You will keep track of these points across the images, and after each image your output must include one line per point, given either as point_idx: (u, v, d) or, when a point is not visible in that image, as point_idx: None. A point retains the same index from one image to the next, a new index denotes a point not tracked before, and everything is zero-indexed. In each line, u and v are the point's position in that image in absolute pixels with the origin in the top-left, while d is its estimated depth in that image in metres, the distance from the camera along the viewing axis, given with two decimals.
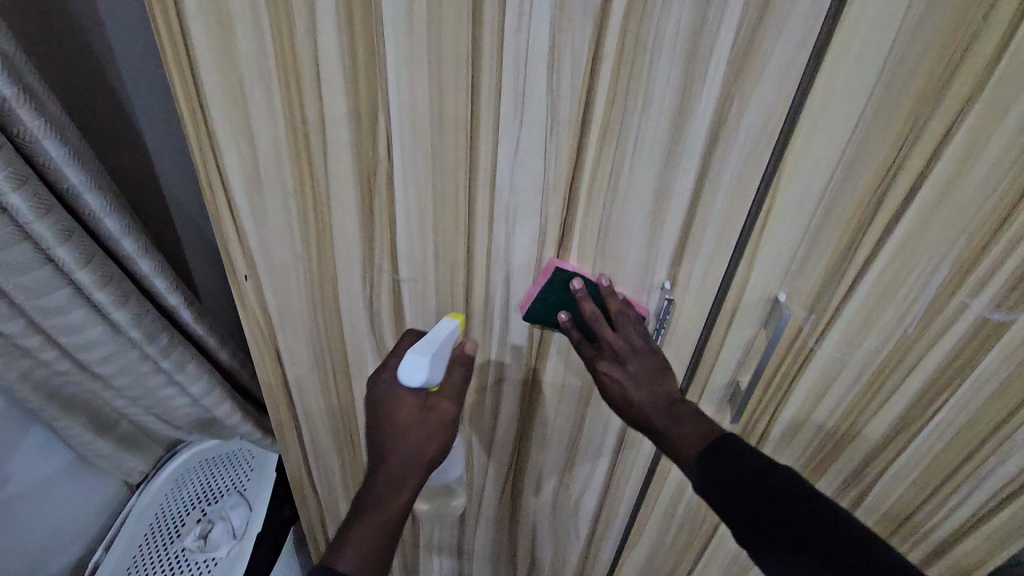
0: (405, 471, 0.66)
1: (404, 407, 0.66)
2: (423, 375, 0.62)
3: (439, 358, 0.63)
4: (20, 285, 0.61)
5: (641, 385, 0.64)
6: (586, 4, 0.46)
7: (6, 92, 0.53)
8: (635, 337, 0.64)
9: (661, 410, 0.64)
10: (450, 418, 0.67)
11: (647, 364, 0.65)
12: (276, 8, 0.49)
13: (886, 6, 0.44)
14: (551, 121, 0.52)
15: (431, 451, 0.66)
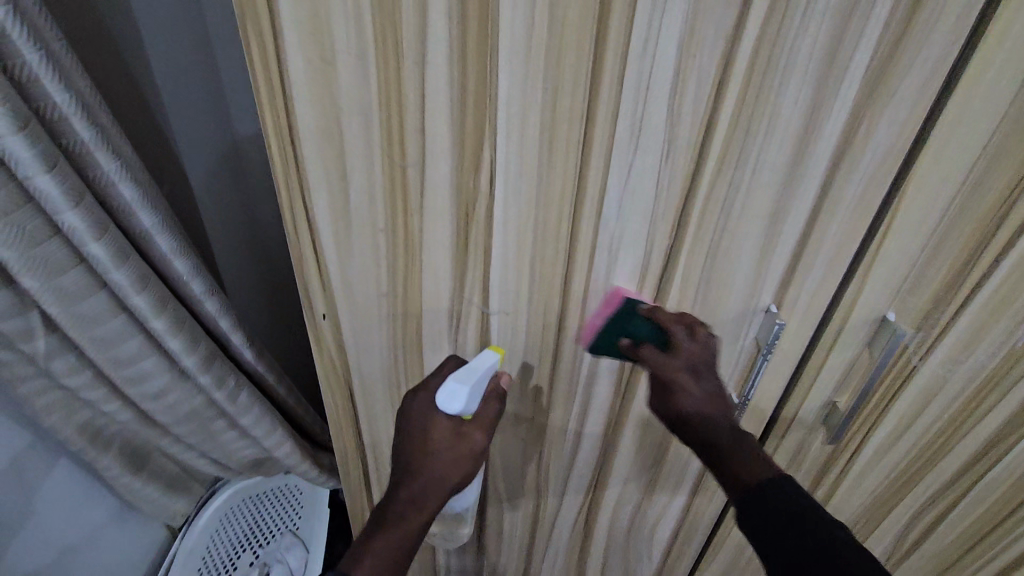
0: (429, 490, 0.64)
1: (437, 431, 0.64)
2: (461, 402, 0.61)
3: (477, 388, 0.62)
4: (93, 338, 0.57)
5: (705, 393, 0.63)
6: (717, 28, 0.44)
7: (84, 135, 0.50)
8: (709, 353, 0.61)
9: (728, 433, 0.63)
10: (480, 448, 0.66)
11: (711, 390, 0.63)
12: (385, 42, 0.46)
13: None
14: (668, 146, 0.50)
15: (457, 475, 0.65)
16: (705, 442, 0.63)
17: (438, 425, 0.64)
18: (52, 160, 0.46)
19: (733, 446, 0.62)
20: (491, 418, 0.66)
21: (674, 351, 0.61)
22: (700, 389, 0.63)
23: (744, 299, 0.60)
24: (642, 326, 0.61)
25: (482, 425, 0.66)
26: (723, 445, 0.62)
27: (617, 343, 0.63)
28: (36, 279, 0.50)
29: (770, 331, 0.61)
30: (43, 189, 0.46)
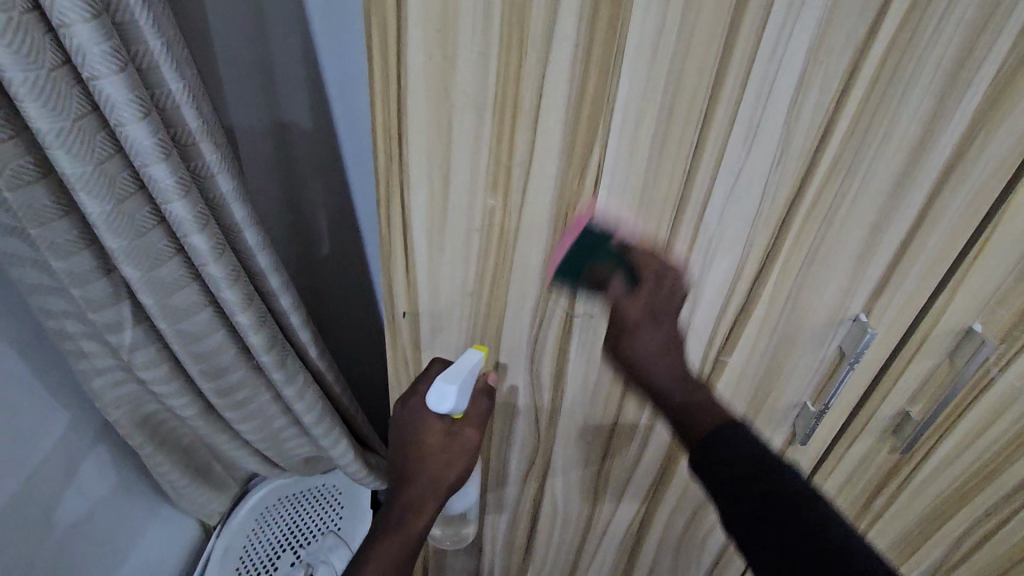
0: (425, 494, 0.67)
1: (430, 433, 0.66)
2: (451, 402, 0.63)
3: (466, 388, 0.64)
4: (179, 331, 0.56)
5: (660, 365, 0.60)
6: (848, 37, 0.44)
7: (192, 125, 0.49)
8: (671, 299, 0.58)
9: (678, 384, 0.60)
10: (473, 445, 0.68)
11: (664, 330, 0.59)
12: (510, 41, 0.46)
13: None
14: (780, 153, 0.50)
15: (452, 475, 0.67)
16: (648, 378, 0.60)
17: (435, 429, 0.66)
18: (169, 149, 0.45)
19: (683, 395, 0.59)
20: (482, 418, 0.68)
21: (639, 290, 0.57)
22: (655, 366, 0.59)
23: (834, 308, 0.60)
24: (604, 254, 0.57)
25: (472, 423, 0.68)
26: (659, 370, 0.60)
27: (579, 273, 0.58)
28: (136, 269, 0.50)
29: (861, 340, 0.60)
30: (157, 178, 0.45)
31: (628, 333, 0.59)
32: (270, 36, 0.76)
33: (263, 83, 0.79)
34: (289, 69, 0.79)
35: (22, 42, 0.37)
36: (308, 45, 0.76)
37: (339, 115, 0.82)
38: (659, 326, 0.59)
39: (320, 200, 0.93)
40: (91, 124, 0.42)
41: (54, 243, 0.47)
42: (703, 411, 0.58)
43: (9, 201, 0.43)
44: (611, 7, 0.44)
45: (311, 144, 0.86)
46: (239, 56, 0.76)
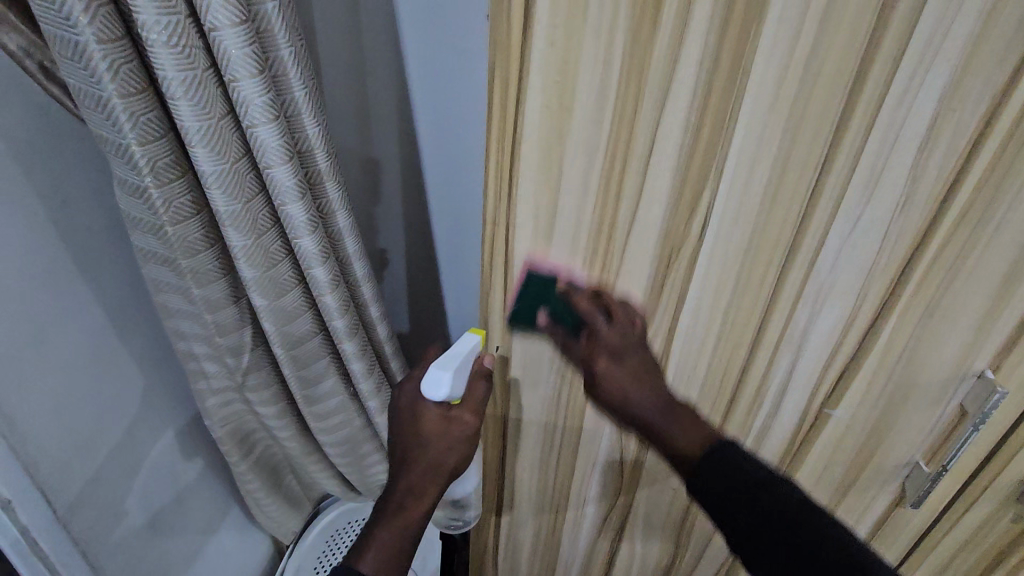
0: (426, 479, 0.60)
1: (426, 419, 0.61)
2: (446, 389, 0.61)
3: (461, 371, 0.62)
4: (292, 356, 0.60)
5: (643, 387, 0.59)
6: (984, 84, 0.42)
7: (322, 166, 0.53)
8: (631, 339, 0.59)
9: (660, 411, 0.59)
10: (471, 429, 0.63)
11: (640, 362, 0.60)
12: (628, 91, 0.47)
13: None
14: (903, 200, 0.48)
15: (453, 460, 0.62)
16: (639, 422, 0.59)
17: (430, 414, 0.61)
18: (305, 191, 0.49)
19: (661, 420, 0.58)
20: (480, 403, 0.64)
21: (612, 328, 0.58)
22: (580, 303, 0.59)
23: (952, 364, 0.56)
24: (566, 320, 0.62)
25: (469, 406, 0.63)
26: (659, 429, 0.59)
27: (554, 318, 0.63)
28: (264, 300, 0.53)
29: (989, 400, 0.55)
30: (292, 215, 0.49)
31: (606, 379, 0.60)
32: (367, 71, 0.78)
33: (361, 115, 0.82)
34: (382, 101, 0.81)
35: (199, 97, 0.42)
36: (400, 82, 0.78)
37: (425, 148, 0.82)
38: (635, 350, 0.59)
39: (403, 228, 0.95)
40: (243, 167, 0.46)
41: (198, 271, 0.51)
42: (687, 432, 0.57)
43: (168, 233, 0.48)
44: (733, 53, 0.44)
45: (398, 177, 0.89)
46: (342, 92, 0.80)
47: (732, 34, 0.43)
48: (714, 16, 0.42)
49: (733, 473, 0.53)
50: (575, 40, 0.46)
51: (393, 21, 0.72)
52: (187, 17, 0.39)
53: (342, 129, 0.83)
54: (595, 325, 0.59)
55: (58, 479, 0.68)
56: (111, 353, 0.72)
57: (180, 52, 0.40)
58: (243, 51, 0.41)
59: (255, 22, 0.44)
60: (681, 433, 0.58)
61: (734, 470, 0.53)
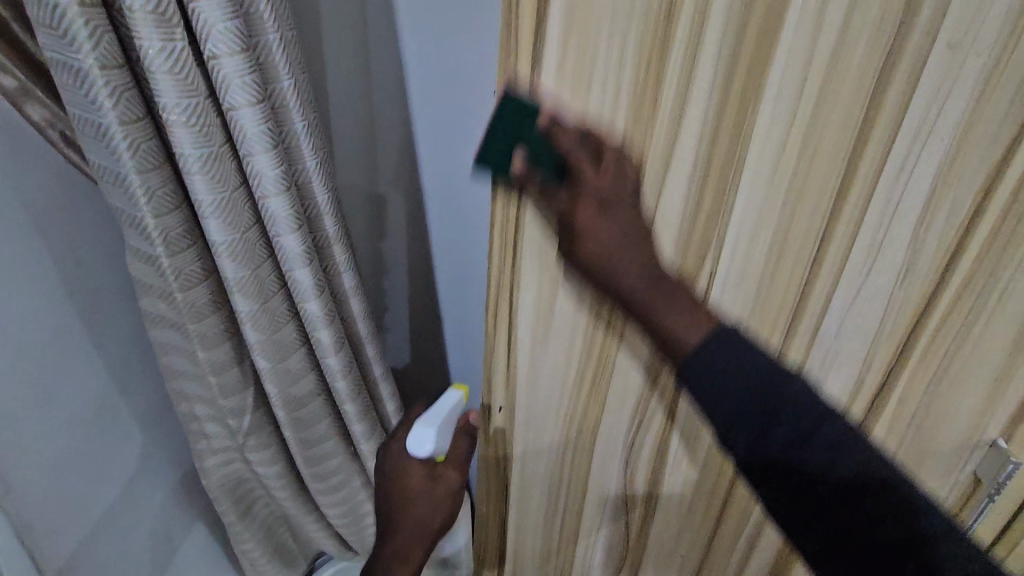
0: (414, 538, 0.60)
1: (411, 476, 0.61)
2: (429, 445, 0.61)
3: (444, 427, 0.62)
4: (294, 419, 0.59)
5: (631, 257, 0.47)
6: (981, 159, 0.41)
7: (330, 232, 0.54)
8: (623, 177, 0.48)
9: (647, 281, 0.47)
10: (457, 486, 0.62)
11: (603, 195, 0.47)
12: (631, 157, 0.49)
13: None
14: (906, 269, 0.47)
15: (438, 521, 0.61)
16: (625, 302, 0.48)
17: (414, 475, 0.61)
18: (313, 256, 0.50)
19: (661, 303, 0.47)
20: (464, 458, 0.64)
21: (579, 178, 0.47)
22: (565, 142, 0.48)
23: (968, 434, 0.53)
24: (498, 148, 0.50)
25: (453, 465, 0.63)
26: (621, 278, 0.48)
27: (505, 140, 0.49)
28: (268, 363, 0.54)
29: (1002, 470, 0.53)
30: (299, 281, 0.50)
31: (593, 241, 0.47)
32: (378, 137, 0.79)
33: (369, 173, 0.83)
34: (392, 158, 0.82)
35: (214, 172, 0.43)
36: (407, 148, 0.78)
37: (432, 206, 0.84)
38: (623, 195, 0.48)
39: (407, 282, 0.93)
40: (253, 235, 0.47)
41: (204, 335, 0.52)
42: (680, 312, 0.46)
43: (177, 299, 0.49)
44: (733, 122, 0.45)
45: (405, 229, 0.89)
46: (355, 152, 0.82)
47: (730, 105, 0.45)
48: (715, 86, 0.45)
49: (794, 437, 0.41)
50: None
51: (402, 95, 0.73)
52: (207, 98, 0.41)
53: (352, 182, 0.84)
54: (580, 174, 0.47)
55: (56, 523, 0.68)
56: (112, 408, 0.71)
57: (198, 130, 0.41)
58: (259, 128, 0.43)
59: (271, 100, 0.46)
60: (690, 331, 0.45)
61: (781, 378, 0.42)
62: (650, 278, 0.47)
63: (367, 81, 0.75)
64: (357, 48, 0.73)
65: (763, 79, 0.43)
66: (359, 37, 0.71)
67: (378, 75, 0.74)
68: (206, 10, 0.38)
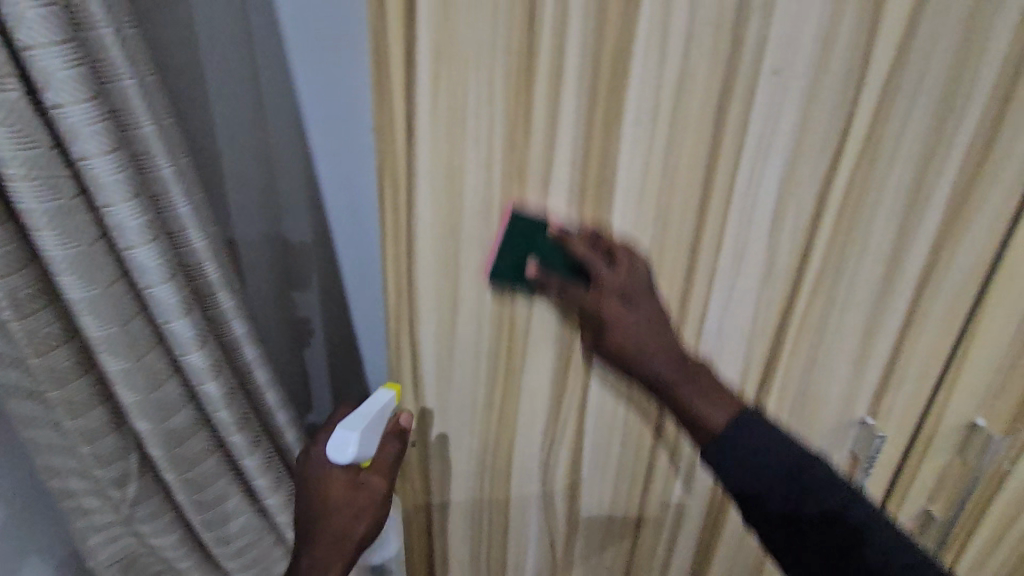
0: (330, 552, 0.57)
1: (333, 484, 0.58)
2: (352, 450, 0.57)
3: (371, 431, 0.58)
4: (185, 481, 0.55)
5: (648, 328, 0.52)
6: (813, 168, 0.47)
7: (212, 277, 0.52)
8: (646, 311, 0.52)
9: (669, 361, 0.53)
10: (382, 494, 0.58)
11: (646, 313, 0.52)
12: (511, 187, 0.50)
13: None
14: (768, 272, 0.52)
15: (359, 533, 0.58)
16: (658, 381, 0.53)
17: (336, 480, 0.58)
18: (191, 304, 0.48)
19: (683, 385, 0.53)
20: (391, 464, 0.60)
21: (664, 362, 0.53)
22: (579, 251, 0.51)
23: (840, 415, 0.59)
24: (553, 256, 0.52)
25: (380, 471, 0.59)
26: (682, 392, 0.53)
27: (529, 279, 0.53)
28: (149, 424, 0.50)
29: (871, 445, 0.59)
30: (177, 332, 0.48)
31: (615, 326, 0.52)
32: (278, 168, 0.77)
33: (269, 206, 0.79)
34: (293, 188, 0.78)
35: (65, 226, 0.41)
36: (311, 176, 0.78)
37: (339, 235, 0.81)
38: (639, 304, 0.52)
39: (321, 313, 0.89)
40: (120, 289, 0.45)
41: (70, 401, 0.48)
42: (706, 399, 0.53)
43: (34, 364, 0.46)
44: (602, 137, 0.48)
45: (313, 262, 0.84)
46: (252, 189, 0.76)
47: (596, 135, 0.47)
48: (579, 115, 0.47)
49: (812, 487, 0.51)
50: (456, 145, 0.48)
51: (300, 119, 0.74)
52: (51, 150, 0.40)
53: (250, 215, 0.78)
54: (597, 272, 0.50)
55: None
56: None
57: (42, 184, 0.39)
58: (115, 177, 0.41)
59: (131, 147, 0.45)
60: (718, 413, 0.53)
61: (809, 462, 0.52)
62: (673, 364, 0.53)
63: (260, 109, 0.72)
64: (246, 75, 0.69)
65: (621, 108, 0.46)
66: (248, 62, 0.69)
67: (272, 101, 0.72)
68: (42, 57, 0.37)
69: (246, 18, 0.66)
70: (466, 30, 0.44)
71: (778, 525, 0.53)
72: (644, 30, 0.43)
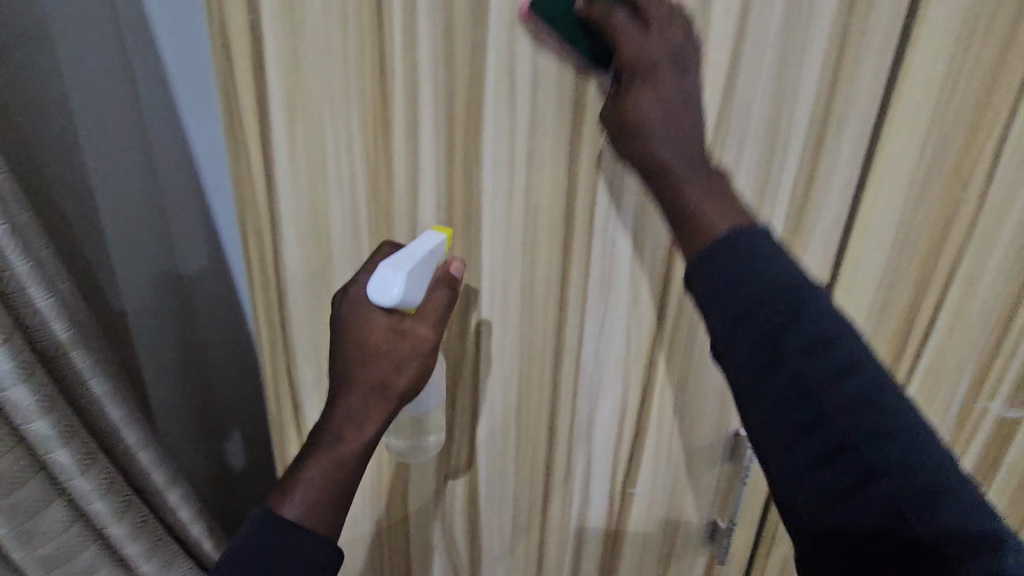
0: (370, 403, 0.52)
1: (373, 329, 0.49)
2: (399, 292, 0.46)
3: (420, 273, 0.48)
4: (42, 553, 0.53)
5: (671, 127, 0.44)
6: None
7: (63, 339, 0.51)
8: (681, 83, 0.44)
9: (692, 166, 0.45)
10: (428, 345, 0.50)
11: (684, 88, 0.44)
12: (379, 232, 0.51)
13: (903, 162, 0.53)
14: (634, 301, 0.55)
15: (403, 382, 0.51)
16: (668, 185, 0.45)
17: (377, 325, 0.49)
18: (31, 369, 0.47)
19: (688, 171, 0.45)
20: (441, 313, 0.50)
21: (689, 163, 0.45)
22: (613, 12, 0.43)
23: (716, 427, 0.64)
24: (562, 24, 0.43)
25: (426, 320, 0.50)
26: (690, 201, 0.45)
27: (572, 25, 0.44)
28: None
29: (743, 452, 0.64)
30: (17, 400, 0.47)
31: (644, 87, 0.44)
32: (170, 219, 0.71)
33: (158, 239, 0.72)
34: (181, 207, 0.70)
35: None
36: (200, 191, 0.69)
37: (234, 262, 0.73)
38: (679, 99, 0.44)
39: (221, 341, 0.81)
40: None
41: None
42: (722, 211, 0.44)
43: None
44: (463, 181, 0.50)
45: (208, 287, 0.76)
46: (140, 241, 0.71)
47: (458, 182, 0.50)
48: (439, 164, 0.49)
49: (861, 404, 0.41)
50: (320, 191, 0.49)
51: (180, 127, 0.65)
52: None
53: (135, 229, 0.70)
54: (612, 24, 0.43)
55: None
56: None
57: None
58: None
59: None
60: (718, 217, 0.44)
61: (866, 395, 0.40)
62: (704, 202, 0.44)
63: (144, 142, 0.66)
64: (130, 124, 0.65)
65: (478, 155, 0.49)
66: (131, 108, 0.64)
67: (159, 147, 0.67)
68: None
69: (127, 65, 0.62)
70: (318, 83, 0.45)
71: (819, 492, 0.41)
72: (491, 83, 0.46)
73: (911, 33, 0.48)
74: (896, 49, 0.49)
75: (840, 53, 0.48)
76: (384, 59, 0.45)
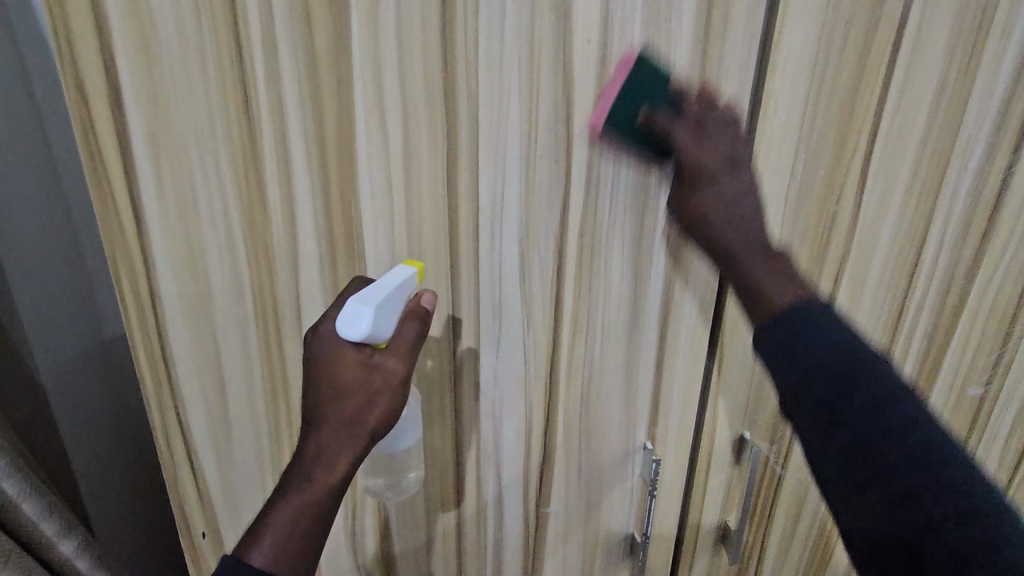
0: (338, 445, 0.48)
1: (342, 363, 0.48)
2: (366, 325, 0.46)
3: (389, 307, 0.47)
4: None
5: (727, 212, 0.52)
6: (547, 227, 0.54)
7: None
8: (721, 124, 0.50)
9: (756, 254, 0.52)
10: (399, 379, 0.49)
11: (736, 170, 0.52)
12: (258, 265, 0.50)
13: (775, 180, 0.56)
14: (527, 321, 0.57)
15: (374, 418, 0.49)
16: (729, 256, 0.53)
17: (348, 359, 0.48)
18: None
19: (726, 230, 0.52)
20: (412, 346, 0.50)
21: (705, 183, 0.51)
22: (690, 109, 0.50)
23: (623, 442, 0.65)
24: (422, 62, 0.46)
25: (398, 353, 0.49)
26: (751, 269, 0.52)
27: (642, 130, 0.50)
28: None
29: (649, 466, 0.66)
30: None
31: (702, 183, 0.51)
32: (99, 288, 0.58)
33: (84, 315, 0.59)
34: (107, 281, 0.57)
35: None
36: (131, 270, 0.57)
37: None
38: (744, 168, 0.52)
39: None
40: None
41: None
42: (779, 280, 0.51)
43: None
44: (342, 212, 0.50)
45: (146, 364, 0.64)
46: (57, 308, 0.58)
47: (337, 213, 0.50)
48: (315, 196, 0.49)
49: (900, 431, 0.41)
50: (194, 227, 0.48)
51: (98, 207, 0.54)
52: None
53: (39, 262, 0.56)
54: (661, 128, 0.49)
55: None
56: None
57: None
58: None
59: None
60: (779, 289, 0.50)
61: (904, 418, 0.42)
62: (759, 249, 0.52)
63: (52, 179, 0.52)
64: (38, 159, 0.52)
65: (355, 185, 0.49)
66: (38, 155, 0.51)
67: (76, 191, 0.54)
68: None
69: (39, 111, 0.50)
70: (181, 117, 0.45)
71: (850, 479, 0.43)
72: (362, 113, 0.47)
73: (769, 59, 0.51)
74: (755, 78, 0.52)
75: (702, 80, 0.51)
76: (247, 92, 0.45)
